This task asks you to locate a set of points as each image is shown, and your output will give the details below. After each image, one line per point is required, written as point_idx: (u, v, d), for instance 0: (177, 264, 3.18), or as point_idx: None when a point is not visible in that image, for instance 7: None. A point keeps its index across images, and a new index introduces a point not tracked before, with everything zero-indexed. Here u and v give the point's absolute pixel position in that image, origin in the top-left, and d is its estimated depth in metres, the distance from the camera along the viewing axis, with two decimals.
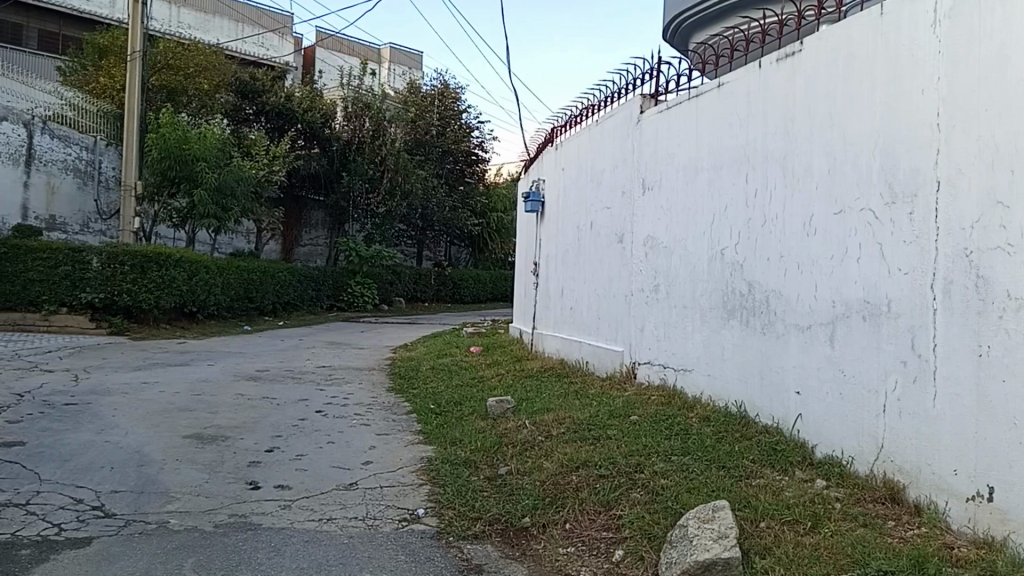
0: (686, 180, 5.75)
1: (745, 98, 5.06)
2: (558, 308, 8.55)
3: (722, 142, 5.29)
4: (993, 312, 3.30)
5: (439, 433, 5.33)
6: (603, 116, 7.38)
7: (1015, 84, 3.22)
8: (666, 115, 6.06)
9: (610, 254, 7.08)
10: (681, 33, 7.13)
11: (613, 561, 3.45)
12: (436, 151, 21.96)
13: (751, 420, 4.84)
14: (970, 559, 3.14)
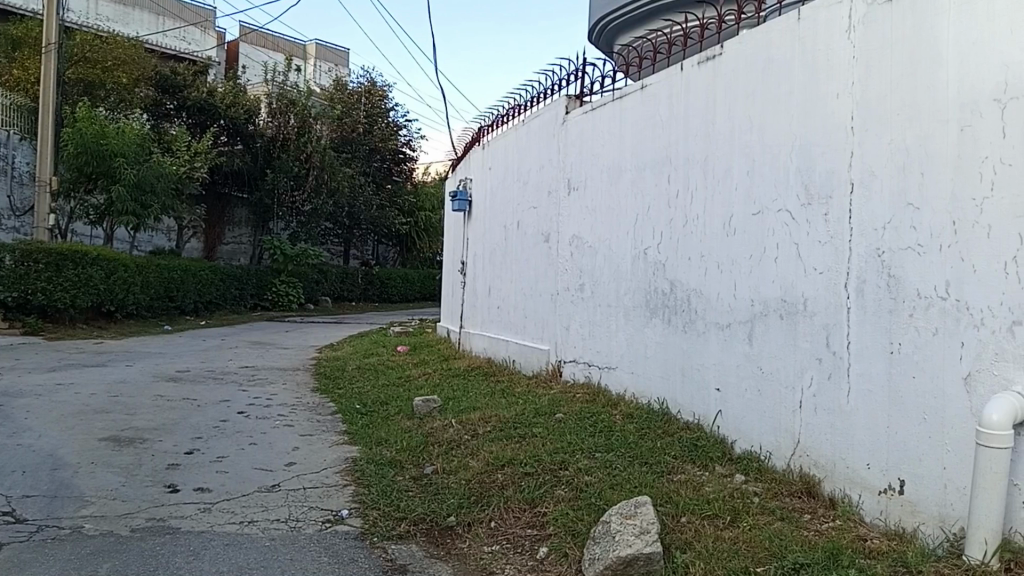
0: (610, 181, 5.82)
1: (668, 100, 5.12)
2: (484, 307, 8.57)
3: (646, 143, 5.36)
4: (904, 311, 3.41)
5: (365, 433, 5.30)
6: (530, 116, 7.42)
7: (925, 90, 3.34)
8: (591, 116, 6.11)
9: (536, 253, 7.11)
10: (605, 37, 7.24)
11: (537, 558, 3.46)
12: (363, 148, 22.02)
13: (673, 417, 4.91)
14: (882, 550, 3.23)
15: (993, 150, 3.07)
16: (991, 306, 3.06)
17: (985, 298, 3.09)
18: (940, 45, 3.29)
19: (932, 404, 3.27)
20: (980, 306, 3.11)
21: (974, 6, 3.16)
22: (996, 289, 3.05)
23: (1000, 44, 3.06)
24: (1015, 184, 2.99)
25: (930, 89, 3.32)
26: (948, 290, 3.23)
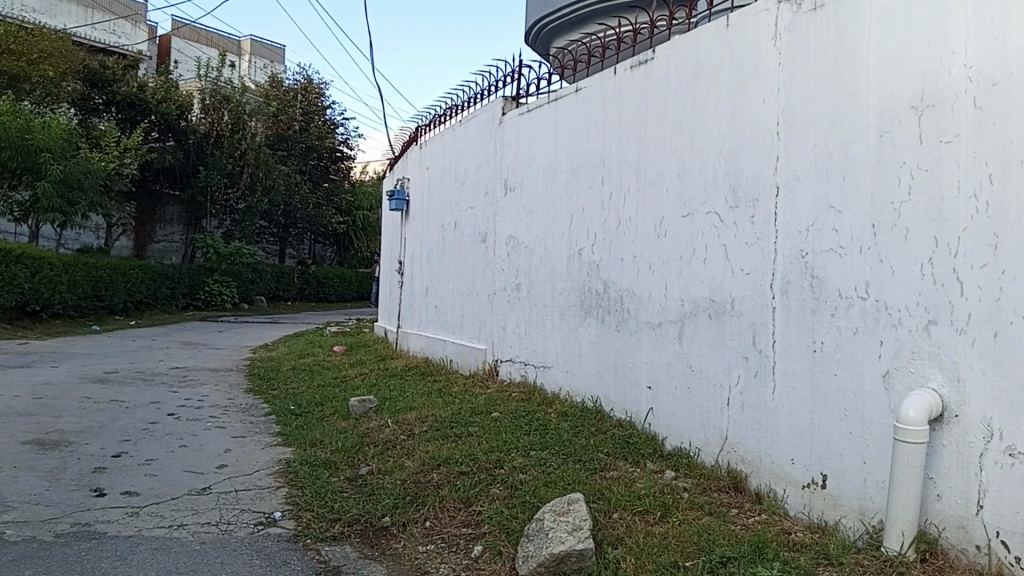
0: (546, 183, 5.87)
1: (601, 102, 5.19)
2: (422, 306, 8.57)
3: (580, 145, 5.42)
4: (826, 310, 3.53)
5: (300, 434, 5.25)
6: (466, 116, 7.44)
7: (847, 96, 3.47)
8: (528, 118, 6.16)
9: (473, 253, 7.14)
10: (541, 40, 7.30)
11: (472, 557, 3.47)
12: (299, 146, 21.92)
13: (606, 415, 4.98)
14: (805, 543, 3.33)
15: (910, 156, 3.20)
16: (908, 306, 3.20)
17: (902, 298, 3.22)
18: (861, 54, 3.41)
19: (852, 400, 3.40)
20: (897, 306, 3.24)
21: (892, 17, 3.29)
22: (912, 290, 3.18)
23: (916, 54, 3.20)
24: (931, 188, 3.13)
25: (852, 96, 3.44)
26: (868, 291, 3.36)
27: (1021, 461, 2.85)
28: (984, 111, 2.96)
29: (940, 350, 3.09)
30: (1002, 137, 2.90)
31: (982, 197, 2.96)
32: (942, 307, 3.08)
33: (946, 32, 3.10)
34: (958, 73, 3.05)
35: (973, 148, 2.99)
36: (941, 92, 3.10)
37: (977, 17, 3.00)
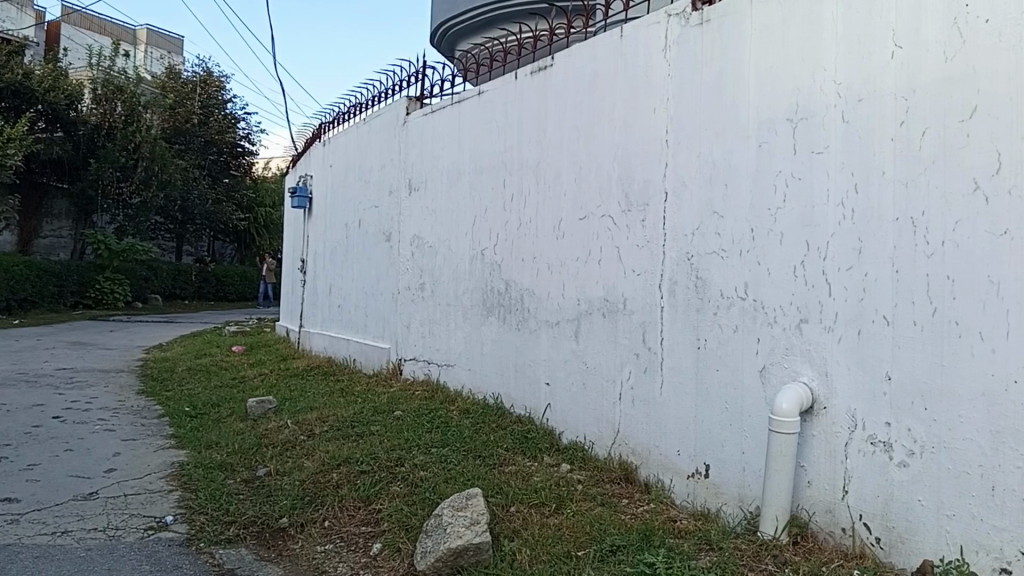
0: (449, 184, 5.93)
1: (503, 106, 5.29)
2: (325, 305, 8.46)
3: (482, 148, 5.50)
4: (709, 310, 3.75)
5: (193, 436, 5.11)
6: (371, 115, 7.42)
7: (730, 108, 3.69)
8: (432, 119, 6.20)
9: (377, 252, 7.11)
10: (446, 41, 7.34)
11: (371, 555, 3.48)
12: (198, 141, 21.46)
13: (505, 411, 5.07)
14: (689, 530, 3.51)
15: (785, 165, 3.45)
16: (783, 306, 3.45)
17: (777, 298, 3.47)
18: (743, 69, 3.64)
19: (733, 394, 3.61)
20: (774, 305, 3.48)
21: (770, 35, 3.52)
22: (786, 290, 3.43)
23: (792, 70, 3.43)
24: (804, 196, 3.38)
25: (734, 107, 3.67)
26: (747, 291, 3.59)
27: (881, 448, 3.12)
28: (851, 125, 3.21)
29: (811, 347, 3.35)
30: (866, 150, 3.16)
31: (849, 205, 3.22)
32: (813, 307, 3.34)
33: (817, 51, 3.34)
34: (828, 89, 3.30)
35: (841, 159, 3.25)
36: (812, 107, 3.35)
37: (844, 38, 3.25)
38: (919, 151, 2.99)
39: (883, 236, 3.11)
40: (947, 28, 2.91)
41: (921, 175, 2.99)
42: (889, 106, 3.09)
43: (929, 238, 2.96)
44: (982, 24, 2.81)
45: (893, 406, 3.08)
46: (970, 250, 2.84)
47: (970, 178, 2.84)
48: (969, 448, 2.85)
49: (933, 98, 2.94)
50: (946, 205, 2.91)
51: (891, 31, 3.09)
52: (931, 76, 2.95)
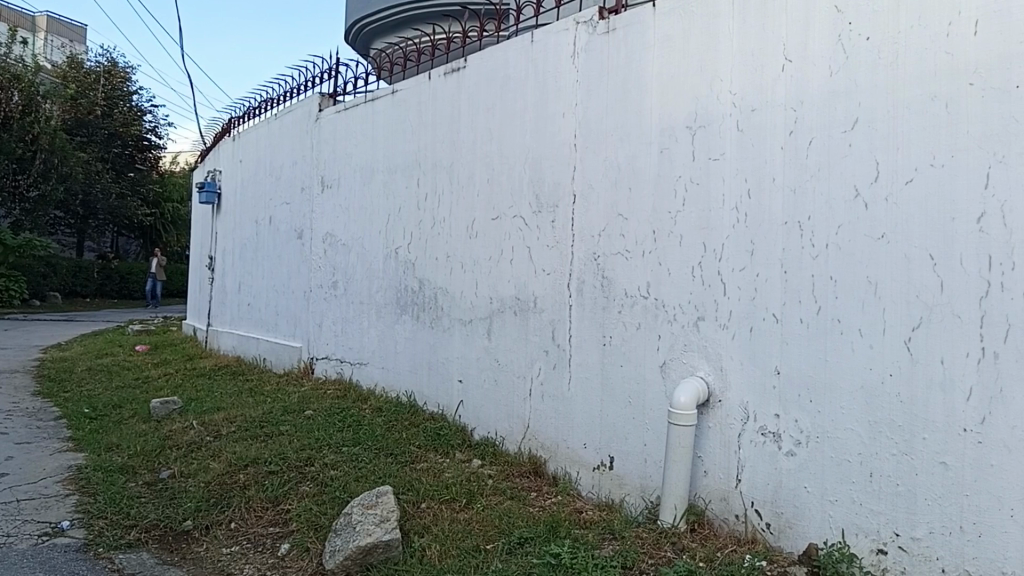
0: (364, 182, 5.91)
1: (416, 106, 5.32)
2: (235, 304, 8.26)
3: (396, 146, 5.51)
4: (614, 308, 3.89)
5: (92, 439, 4.93)
6: (283, 111, 7.31)
7: (634, 115, 3.83)
8: (345, 116, 6.16)
9: (289, 250, 7.00)
10: (361, 39, 7.29)
11: (278, 556, 3.46)
12: (101, 134, 20.52)
13: (419, 409, 5.09)
14: (594, 521, 3.64)
15: (685, 170, 3.62)
16: (682, 304, 3.62)
17: (677, 297, 3.64)
18: (646, 77, 3.79)
19: (638, 388, 3.76)
20: (673, 304, 3.65)
21: (672, 44, 3.68)
22: (685, 290, 3.60)
23: (691, 79, 3.60)
24: (701, 200, 3.55)
25: (638, 114, 3.81)
26: (649, 291, 3.75)
27: (770, 438, 3.32)
28: (745, 133, 3.40)
29: (707, 343, 3.53)
30: (758, 157, 3.35)
31: (742, 209, 3.41)
32: (709, 305, 3.52)
33: (714, 63, 3.52)
34: (724, 98, 3.48)
35: (735, 166, 3.43)
36: (709, 115, 3.53)
37: (740, 50, 3.43)
38: (807, 160, 3.19)
39: (773, 238, 3.30)
40: (833, 44, 3.12)
41: (808, 182, 3.19)
42: (779, 116, 3.28)
43: (815, 241, 3.17)
44: (863, 41, 3.02)
45: (782, 399, 3.29)
46: (851, 252, 3.05)
47: (852, 185, 3.05)
48: (850, 437, 3.06)
49: (819, 110, 3.15)
50: (830, 210, 3.12)
51: (782, 45, 3.28)
52: (818, 89, 3.16)
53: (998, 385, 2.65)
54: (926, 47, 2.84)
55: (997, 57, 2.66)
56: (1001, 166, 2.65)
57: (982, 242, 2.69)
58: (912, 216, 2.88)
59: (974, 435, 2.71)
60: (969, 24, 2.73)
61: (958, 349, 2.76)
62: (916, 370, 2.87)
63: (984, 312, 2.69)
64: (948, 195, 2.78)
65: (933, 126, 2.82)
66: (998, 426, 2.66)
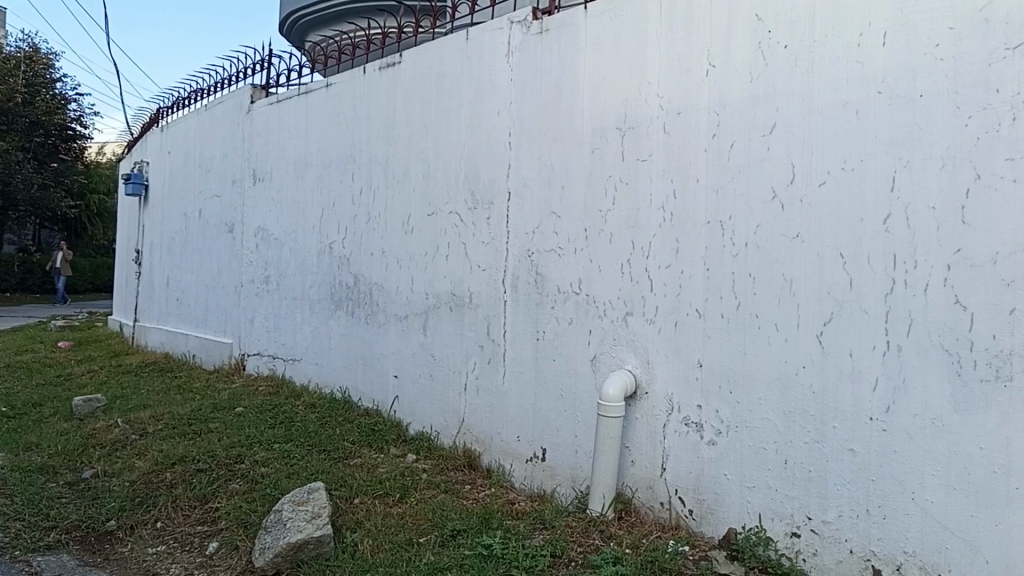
0: (297, 176, 5.84)
1: (351, 100, 5.30)
2: (163, 299, 8.05)
3: (330, 141, 5.48)
4: (547, 303, 3.98)
5: (8, 439, 4.74)
6: (214, 102, 7.14)
7: (566, 115, 3.93)
8: (278, 109, 6.08)
9: (220, 245, 6.86)
10: (296, 31, 7.18)
11: (206, 554, 3.43)
12: (21, 122, 19.50)
13: (353, 405, 5.09)
14: (526, 511, 3.72)
15: (615, 170, 3.73)
16: (612, 300, 3.74)
17: (607, 293, 3.75)
18: (578, 78, 3.89)
19: (569, 382, 3.86)
20: (603, 300, 3.77)
21: (603, 47, 3.79)
22: (615, 286, 3.72)
23: (621, 81, 3.71)
24: (630, 200, 3.67)
25: (571, 114, 3.91)
26: (580, 287, 3.85)
27: (693, 429, 3.47)
28: (671, 135, 3.53)
29: (635, 338, 3.65)
30: (683, 159, 3.49)
31: (668, 209, 3.54)
32: (637, 301, 3.65)
33: (643, 65, 3.64)
34: (652, 101, 3.60)
35: (661, 167, 3.56)
36: (638, 117, 3.65)
37: (666, 55, 3.56)
38: (729, 162, 3.34)
39: (697, 237, 3.44)
40: (754, 51, 3.27)
41: (729, 183, 3.34)
42: (703, 120, 3.42)
43: (735, 239, 3.32)
44: (781, 49, 3.18)
45: (704, 390, 3.44)
46: (768, 251, 3.22)
47: (770, 187, 3.21)
48: (767, 426, 3.22)
49: (740, 114, 3.31)
50: (749, 211, 3.28)
51: (706, 51, 3.42)
52: (739, 94, 3.31)
53: (901, 376, 2.84)
54: (838, 57, 3.01)
55: (902, 67, 2.84)
56: (905, 170, 2.83)
57: (887, 242, 2.88)
58: (824, 216, 3.05)
59: (879, 423, 2.90)
60: (878, 34, 2.90)
61: (865, 343, 2.94)
62: (827, 362, 3.05)
63: (888, 308, 2.88)
64: (857, 197, 2.96)
65: (844, 133, 3.00)
66: (901, 415, 2.84)
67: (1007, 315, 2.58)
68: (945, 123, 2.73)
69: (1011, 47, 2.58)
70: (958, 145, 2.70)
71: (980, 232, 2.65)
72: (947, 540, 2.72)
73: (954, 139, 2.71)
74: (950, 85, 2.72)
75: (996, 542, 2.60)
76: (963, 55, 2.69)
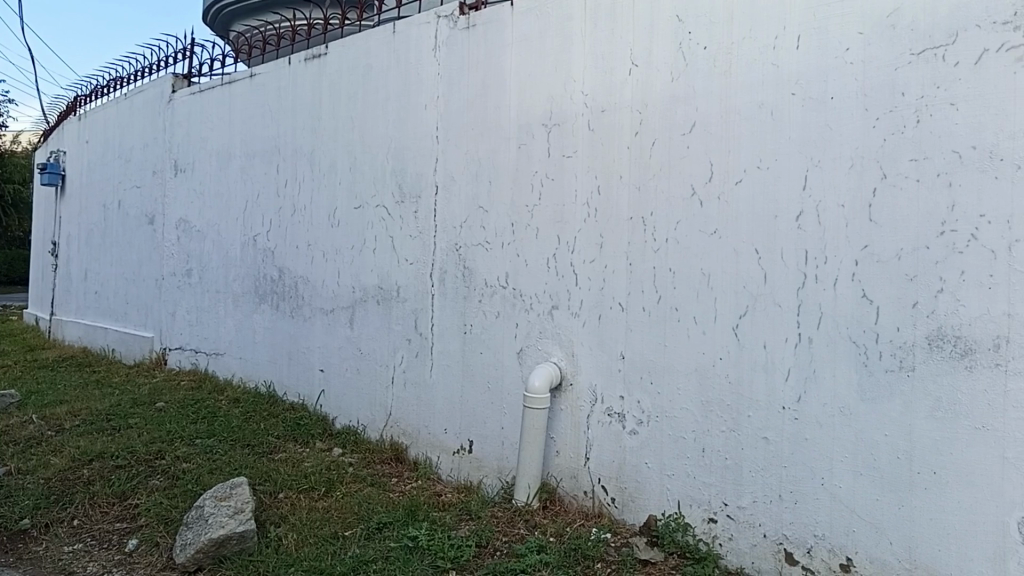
0: (220, 167, 5.74)
1: (276, 91, 5.23)
2: (81, 292, 7.82)
3: (255, 132, 5.40)
4: (475, 297, 4.02)
5: None
6: (133, 90, 6.96)
7: (494, 110, 3.96)
8: (201, 98, 5.96)
9: (140, 237, 6.70)
10: (220, 20, 7.04)
11: (125, 552, 3.37)
12: None
13: (278, 399, 5.05)
14: (452, 503, 3.76)
15: (541, 166, 3.78)
16: (538, 293, 3.79)
17: (533, 286, 3.81)
18: (505, 74, 3.92)
19: (496, 375, 3.91)
20: (530, 294, 3.82)
21: (528, 44, 3.84)
22: (541, 280, 3.78)
23: (548, 78, 3.76)
24: (556, 195, 3.73)
25: (498, 110, 3.95)
26: (508, 280, 3.90)
27: (616, 419, 3.56)
28: (595, 132, 3.60)
29: (560, 331, 3.71)
30: (607, 155, 3.56)
31: (593, 205, 3.61)
32: (562, 295, 3.71)
33: (569, 63, 3.69)
34: (577, 98, 3.66)
35: (586, 163, 3.63)
36: (563, 114, 3.71)
37: (591, 53, 3.62)
38: (651, 159, 3.42)
39: (620, 233, 3.52)
40: (674, 51, 3.36)
41: (651, 180, 3.42)
42: (627, 117, 3.50)
43: (657, 235, 3.41)
44: (701, 51, 3.27)
45: (626, 382, 3.52)
46: (687, 247, 3.31)
47: (690, 184, 3.30)
48: (685, 416, 3.33)
49: (661, 113, 3.39)
50: (670, 207, 3.37)
51: (629, 50, 3.49)
52: (660, 93, 3.39)
53: (812, 367, 2.97)
54: (754, 59, 3.12)
55: (814, 70, 2.95)
56: (816, 170, 2.95)
57: (800, 238, 3.00)
58: (740, 214, 3.16)
59: (791, 412, 3.02)
60: (792, 39, 3.01)
61: (779, 335, 3.06)
62: (742, 354, 3.16)
63: (800, 301, 3.00)
64: (772, 195, 3.07)
65: (759, 133, 3.10)
66: (811, 404, 2.97)
67: (910, 309, 2.72)
68: (854, 124, 2.85)
69: (914, 53, 2.71)
70: (866, 146, 2.82)
71: (885, 229, 2.78)
72: (854, 523, 2.86)
73: (863, 141, 2.83)
74: (859, 89, 2.84)
75: (900, 524, 2.74)
76: (871, 60, 2.81)
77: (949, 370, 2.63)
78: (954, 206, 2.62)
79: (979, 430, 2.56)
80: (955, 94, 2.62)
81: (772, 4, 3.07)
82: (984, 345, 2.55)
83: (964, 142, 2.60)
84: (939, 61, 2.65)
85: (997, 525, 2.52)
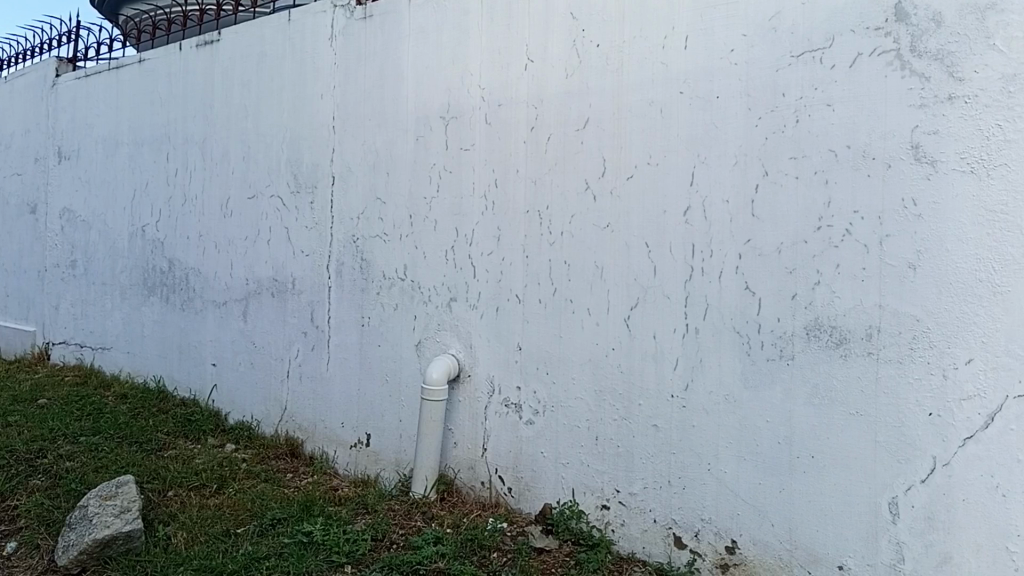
0: (107, 155, 5.56)
1: (167, 77, 5.11)
2: None
3: (144, 119, 5.26)
4: (372, 289, 4.02)
5: None
6: (13, 73, 6.66)
7: (392, 102, 3.97)
8: (87, 83, 5.75)
9: (21, 226, 6.44)
10: None
11: (3, 556, 3.28)
12: None
13: (169, 394, 4.95)
14: (349, 497, 3.75)
15: (439, 159, 3.80)
16: (436, 286, 3.81)
17: (432, 279, 3.83)
18: (404, 67, 3.93)
19: (393, 367, 3.92)
20: (428, 286, 3.84)
21: (426, 36, 3.85)
22: (439, 272, 3.80)
23: (446, 72, 3.78)
24: (454, 188, 3.76)
25: (396, 102, 3.95)
26: (406, 272, 3.91)
27: (512, 410, 3.61)
28: (493, 127, 3.64)
29: (458, 323, 3.75)
30: (505, 149, 3.60)
31: (490, 197, 3.65)
32: (461, 287, 3.74)
33: (467, 58, 3.72)
34: (474, 92, 3.70)
35: (482, 156, 3.67)
36: (459, 107, 3.74)
37: (489, 48, 3.66)
38: (546, 153, 3.48)
39: (517, 225, 3.57)
40: (569, 47, 3.42)
41: (546, 175, 3.48)
42: (523, 112, 3.55)
43: (552, 228, 3.47)
44: (594, 48, 3.35)
45: (523, 372, 3.58)
46: (581, 240, 3.39)
47: (583, 179, 3.38)
48: (579, 405, 3.40)
49: (554, 108, 3.46)
50: (564, 201, 3.44)
51: (526, 46, 3.54)
52: (555, 89, 3.46)
53: (699, 357, 3.07)
54: (644, 57, 3.21)
55: (702, 69, 3.06)
56: (702, 166, 3.06)
57: (687, 232, 3.10)
58: (631, 208, 3.25)
59: (679, 401, 3.12)
60: (679, 39, 3.11)
61: (667, 326, 3.16)
62: (633, 344, 3.25)
63: (687, 293, 3.11)
64: (660, 190, 3.17)
65: (646, 129, 3.20)
66: (698, 392, 3.08)
67: (790, 300, 2.85)
68: (738, 123, 2.97)
69: (795, 55, 2.83)
70: (749, 144, 2.94)
71: (767, 224, 2.90)
72: (739, 507, 2.98)
73: (746, 139, 2.95)
74: (743, 88, 2.95)
75: (781, 506, 2.87)
76: (754, 61, 2.93)
77: (826, 359, 2.77)
78: (831, 202, 2.75)
79: (852, 416, 2.71)
80: (831, 96, 2.75)
81: (658, 5, 3.17)
82: (858, 335, 2.70)
83: (840, 141, 2.73)
84: (817, 63, 2.78)
85: (871, 505, 2.68)
